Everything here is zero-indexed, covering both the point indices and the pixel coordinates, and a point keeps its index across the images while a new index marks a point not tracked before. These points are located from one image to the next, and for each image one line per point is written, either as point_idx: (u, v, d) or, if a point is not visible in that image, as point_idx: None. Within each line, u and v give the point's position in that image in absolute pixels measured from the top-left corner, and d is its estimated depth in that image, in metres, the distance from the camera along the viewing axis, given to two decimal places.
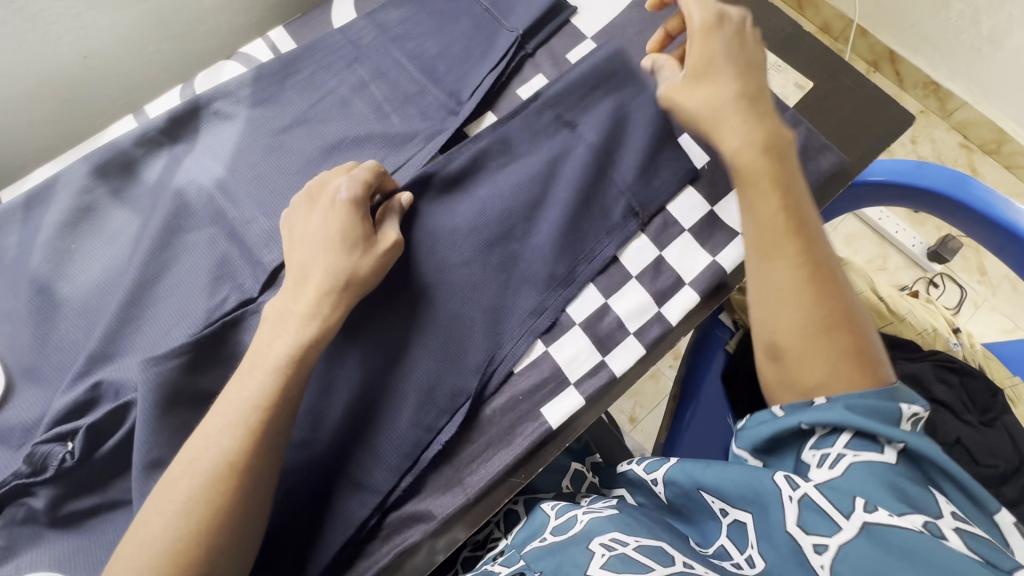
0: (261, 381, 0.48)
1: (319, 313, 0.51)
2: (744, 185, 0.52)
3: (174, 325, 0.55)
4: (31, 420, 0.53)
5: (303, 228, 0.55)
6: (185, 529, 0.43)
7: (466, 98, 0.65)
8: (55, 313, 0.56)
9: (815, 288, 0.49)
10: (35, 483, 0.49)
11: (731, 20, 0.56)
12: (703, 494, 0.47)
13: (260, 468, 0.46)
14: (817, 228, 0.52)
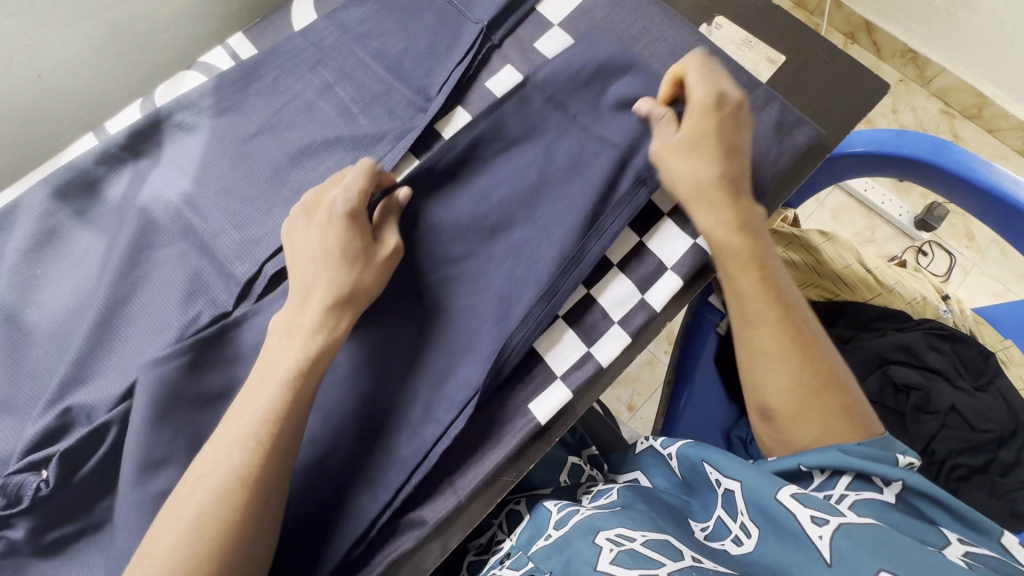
0: (268, 395, 0.47)
1: (326, 325, 0.50)
2: (728, 258, 0.55)
3: (147, 345, 0.54)
4: (6, 452, 0.52)
5: (303, 244, 0.53)
6: (197, 550, 0.42)
7: (434, 95, 0.64)
8: (25, 341, 0.55)
9: (797, 356, 0.53)
10: (12, 515, 0.48)
11: (726, 92, 0.57)
12: (705, 465, 0.53)
13: (273, 485, 0.45)
14: (794, 297, 0.56)
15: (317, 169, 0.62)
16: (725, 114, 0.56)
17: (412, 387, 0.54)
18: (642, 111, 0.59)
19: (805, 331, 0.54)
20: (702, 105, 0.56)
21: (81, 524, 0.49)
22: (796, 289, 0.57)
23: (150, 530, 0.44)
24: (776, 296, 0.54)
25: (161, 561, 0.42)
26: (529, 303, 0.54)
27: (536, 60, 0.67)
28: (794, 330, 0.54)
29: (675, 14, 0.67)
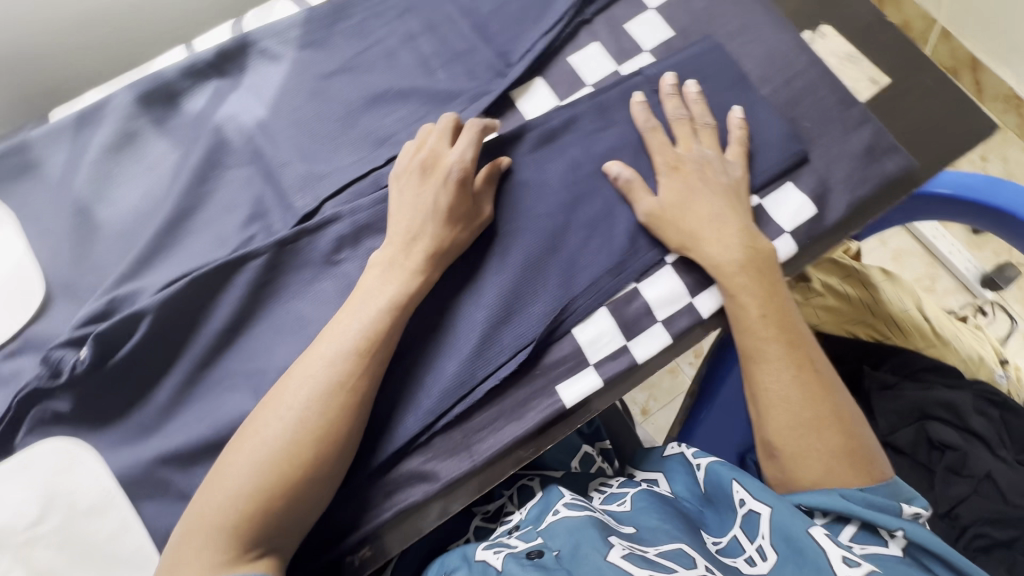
0: (371, 313, 0.50)
1: (424, 272, 0.53)
2: (740, 291, 0.54)
3: (201, 256, 0.55)
4: (59, 334, 0.54)
5: (412, 198, 0.55)
6: (306, 435, 0.46)
7: (516, 60, 0.63)
8: (93, 233, 0.57)
9: (801, 398, 0.51)
10: (52, 389, 0.50)
11: (685, 150, 0.58)
12: (734, 485, 0.53)
13: (349, 432, 0.47)
14: (800, 331, 0.54)
15: (388, 117, 0.62)
16: (703, 168, 0.57)
17: (444, 348, 0.54)
18: (610, 171, 0.58)
19: (809, 368, 0.52)
20: (667, 168, 0.58)
21: (111, 413, 0.51)
22: (802, 327, 0.55)
23: (256, 413, 0.48)
24: (779, 333, 0.53)
25: (268, 443, 0.46)
26: (599, 271, 0.56)
27: (625, 42, 0.65)
28: (799, 367, 0.52)
29: (778, 18, 0.64)
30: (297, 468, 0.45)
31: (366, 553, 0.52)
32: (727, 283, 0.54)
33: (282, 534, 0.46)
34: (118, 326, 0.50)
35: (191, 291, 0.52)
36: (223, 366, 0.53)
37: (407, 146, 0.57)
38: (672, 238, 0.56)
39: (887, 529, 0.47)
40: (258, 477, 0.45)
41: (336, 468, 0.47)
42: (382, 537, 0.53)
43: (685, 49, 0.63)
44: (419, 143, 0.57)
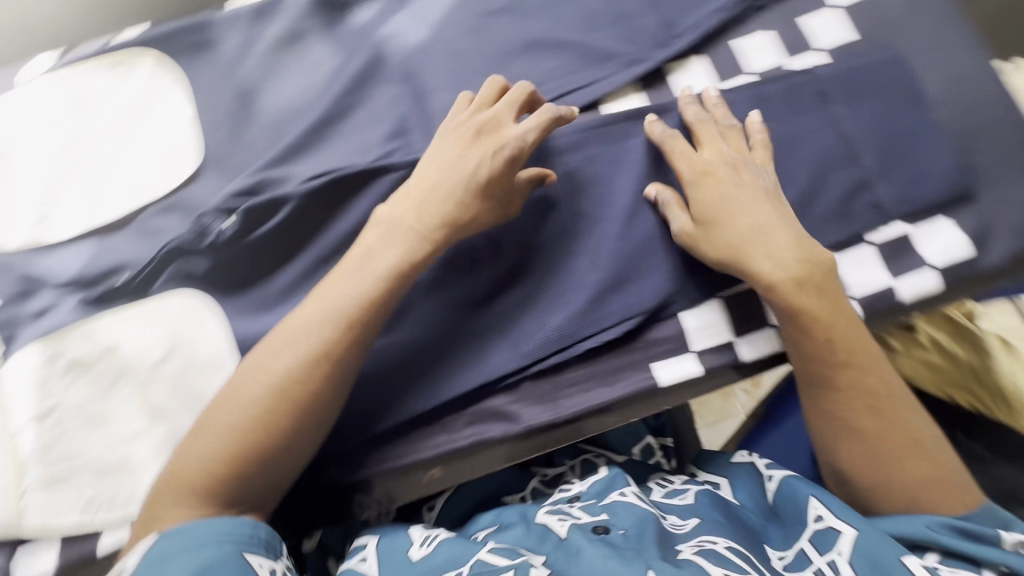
0: (360, 283, 0.48)
1: (432, 238, 0.50)
2: (816, 309, 0.49)
3: (342, 158, 0.57)
4: (205, 202, 0.58)
5: (449, 157, 0.52)
6: (281, 400, 0.44)
7: (681, 34, 0.61)
8: (250, 118, 0.61)
9: (874, 429, 0.48)
10: (196, 248, 0.54)
11: (712, 157, 0.55)
12: (812, 500, 0.51)
13: (326, 399, 0.46)
14: (869, 350, 0.50)
15: (542, 65, 0.61)
16: (741, 179, 0.53)
17: (553, 300, 0.54)
18: (648, 193, 0.56)
19: (881, 394, 0.49)
20: (690, 179, 0.54)
21: (236, 284, 0.54)
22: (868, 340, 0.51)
23: (231, 377, 0.46)
24: (844, 360, 0.49)
25: (240, 407, 0.44)
26: None
27: (798, 37, 0.62)
28: (870, 395, 0.49)
29: (973, 44, 0.60)
30: (270, 431, 0.44)
31: (430, 476, 0.53)
32: (786, 302, 0.50)
33: (258, 496, 0.45)
34: (263, 205, 0.54)
35: (331, 189, 0.55)
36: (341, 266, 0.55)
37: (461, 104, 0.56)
38: (716, 253, 0.52)
39: (981, 558, 0.44)
40: (228, 439, 0.43)
41: (317, 431, 0.46)
42: (446, 466, 0.54)
43: (863, 55, 0.60)
44: (479, 105, 0.55)
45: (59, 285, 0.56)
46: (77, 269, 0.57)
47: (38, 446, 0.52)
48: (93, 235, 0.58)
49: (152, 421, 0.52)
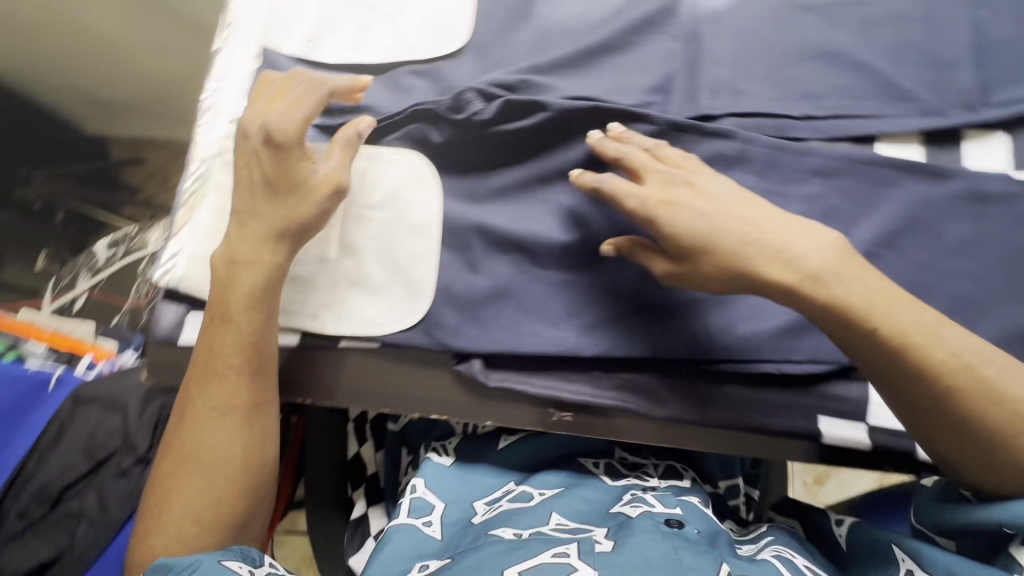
0: (218, 330, 0.49)
1: (262, 256, 0.50)
2: (847, 296, 0.43)
3: (601, 90, 0.56)
4: (457, 82, 0.59)
5: (241, 171, 0.52)
6: (192, 460, 0.48)
7: (996, 105, 0.55)
8: (524, 18, 0.61)
9: (955, 414, 0.42)
10: (447, 116, 0.56)
11: (631, 189, 0.48)
12: (895, 550, 0.47)
13: (220, 444, 0.48)
14: (919, 318, 0.43)
15: (833, 77, 0.57)
16: (690, 213, 0.47)
17: (750, 309, 0.52)
18: (610, 249, 0.51)
19: (956, 367, 0.42)
20: (641, 216, 0.48)
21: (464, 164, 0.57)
22: (915, 307, 0.44)
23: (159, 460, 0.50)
24: (901, 345, 0.42)
25: (165, 480, 0.48)
26: None
27: None
28: (946, 377, 0.42)
29: None
30: (198, 481, 0.47)
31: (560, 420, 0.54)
32: (813, 307, 0.44)
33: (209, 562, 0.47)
34: (521, 103, 0.54)
35: (584, 116, 0.54)
36: (556, 191, 0.55)
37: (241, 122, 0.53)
38: (711, 269, 0.46)
39: None
40: (165, 509, 0.47)
41: (235, 483, 0.48)
42: (579, 417, 0.54)
43: None
44: (257, 98, 0.53)
45: None
46: None
47: None
48: (350, 69, 0.61)
49: (346, 254, 0.56)
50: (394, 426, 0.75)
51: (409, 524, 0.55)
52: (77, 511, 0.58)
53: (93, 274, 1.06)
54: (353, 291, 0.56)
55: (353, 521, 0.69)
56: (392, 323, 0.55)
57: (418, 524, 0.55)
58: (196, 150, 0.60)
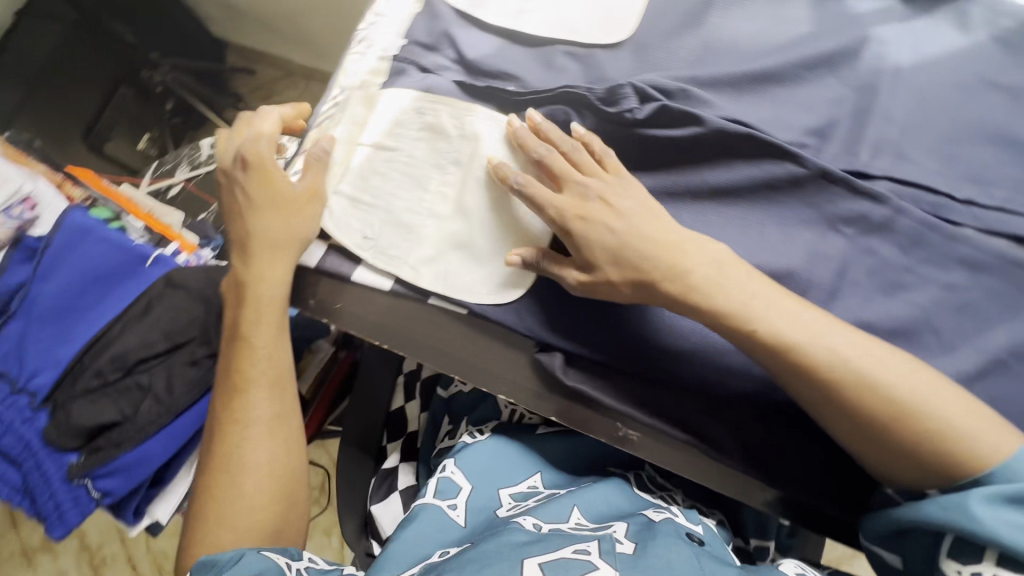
0: (237, 349, 0.54)
1: (268, 275, 0.54)
2: (724, 301, 0.46)
3: (759, 119, 0.54)
4: (612, 73, 0.57)
5: (234, 202, 0.57)
6: (223, 469, 0.52)
7: None
8: (696, 26, 0.58)
9: (837, 410, 0.44)
10: (597, 107, 0.55)
11: (548, 202, 0.50)
12: None
13: (244, 447, 0.52)
14: (811, 326, 0.45)
15: (1010, 167, 0.53)
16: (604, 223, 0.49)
17: None
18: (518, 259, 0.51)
19: (856, 381, 0.43)
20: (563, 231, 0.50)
21: None
22: (792, 308, 0.46)
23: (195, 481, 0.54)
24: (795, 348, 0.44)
25: (201, 495, 0.52)
26: None
27: None
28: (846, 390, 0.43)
29: None
30: (230, 488, 0.51)
31: (624, 434, 0.54)
32: (699, 312, 0.47)
33: None
34: (678, 112, 0.52)
35: (735, 141, 0.53)
36: (680, 207, 0.55)
37: (219, 164, 0.59)
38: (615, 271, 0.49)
39: None
40: (202, 519, 0.50)
41: (259, 485, 0.51)
42: (640, 434, 0.54)
43: None
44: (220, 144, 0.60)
45: (458, 57, 0.60)
46: (477, 54, 0.59)
47: (366, 166, 0.58)
48: (507, 35, 0.60)
49: (459, 215, 0.57)
50: (443, 392, 0.74)
51: (434, 506, 0.55)
52: (145, 385, 0.61)
53: (192, 167, 1.10)
54: (456, 253, 0.56)
55: (383, 470, 0.72)
56: (486, 292, 0.55)
57: (443, 507, 0.55)
58: (338, 78, 0.62)
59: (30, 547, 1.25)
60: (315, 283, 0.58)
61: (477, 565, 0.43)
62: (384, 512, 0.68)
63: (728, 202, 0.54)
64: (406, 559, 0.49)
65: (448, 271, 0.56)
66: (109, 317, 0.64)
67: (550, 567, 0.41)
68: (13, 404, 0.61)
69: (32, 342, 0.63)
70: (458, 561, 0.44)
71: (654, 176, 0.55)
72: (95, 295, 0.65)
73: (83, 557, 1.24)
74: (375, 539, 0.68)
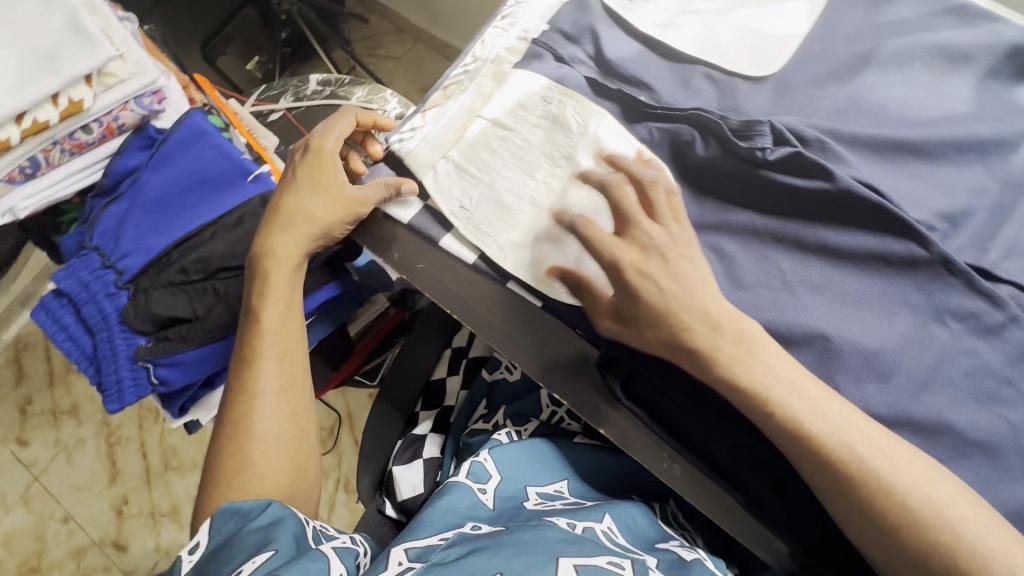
0: (253, 323, 0.57)
1: (290, 248, 0.58)
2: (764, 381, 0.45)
3: (893, 189, 0.51)
4: (747, 106, 0.56)
5: (286, 177, 0.61)
6: (234, 434, 0.54)
7: None
8: (847, 78, 0.56)
9: (864, 514, 0.43)
10: (728, 137, 0.53)
11: (603, 248, 0.50)
12: None
13: (251, 414, 0.55)
14: (842, 422, 0.44)
15: None
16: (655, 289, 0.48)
17: None
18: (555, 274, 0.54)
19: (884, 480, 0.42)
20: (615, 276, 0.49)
21: (712, 189, 0.55)
22: (826, 403, 0.45)
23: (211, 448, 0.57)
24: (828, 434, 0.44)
25: (215, 460, 0.54)
26: None
27: None
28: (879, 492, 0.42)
29: None
30: (241, 455, 0.53)
31: (671, 463, 0.51)
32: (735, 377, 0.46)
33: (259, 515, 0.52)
34: (809, 162, 0.51)
35: (861, 206, 0.51)
36: (783, 258, 0.53)
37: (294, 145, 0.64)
38: (664, 324, 0.48)
39: None
40: (215, 487, 0.53)
41: (264, 452, 0.54)
42: (685, 468, 0.51)
43: None
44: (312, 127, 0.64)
45: (596, 53, 0.60)
46: (616, 56, 0.59)
47: (480, 139, 0.59)
48: (650, 43, 0.60)
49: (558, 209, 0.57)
50: (487, 374, 0.75)
51: (467, 485, 0.56)
52: (221, 292, 0.64)
53: (296, 98, 1.13)
54: (544, 245, 0.56)
55: (411, 435, 0.73)
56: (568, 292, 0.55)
57: (474, 488, 0.56)
58: (474, 47, 0.63)
59: (59, 409, 1.33)
60: (402, 238, 0.58)
61: (512, 550, 0.43)
62: (404, 475, 0.69)
63: (837, 266, 0.52)
64: (436, 525, 0.50)
65: (532, 260, 0.56)
66: (203, 221, 0.67)
67: (585, 571, 0.42)
68: (102, 277, 0.65)
69: (131, 225, 0.66)
70: (494, 541, 0.45)
71: (767, 218, 0.53)
72: (197, 196, 0.69)
73: (102, 432, 1.32)
74: (388, 498, 0.70)
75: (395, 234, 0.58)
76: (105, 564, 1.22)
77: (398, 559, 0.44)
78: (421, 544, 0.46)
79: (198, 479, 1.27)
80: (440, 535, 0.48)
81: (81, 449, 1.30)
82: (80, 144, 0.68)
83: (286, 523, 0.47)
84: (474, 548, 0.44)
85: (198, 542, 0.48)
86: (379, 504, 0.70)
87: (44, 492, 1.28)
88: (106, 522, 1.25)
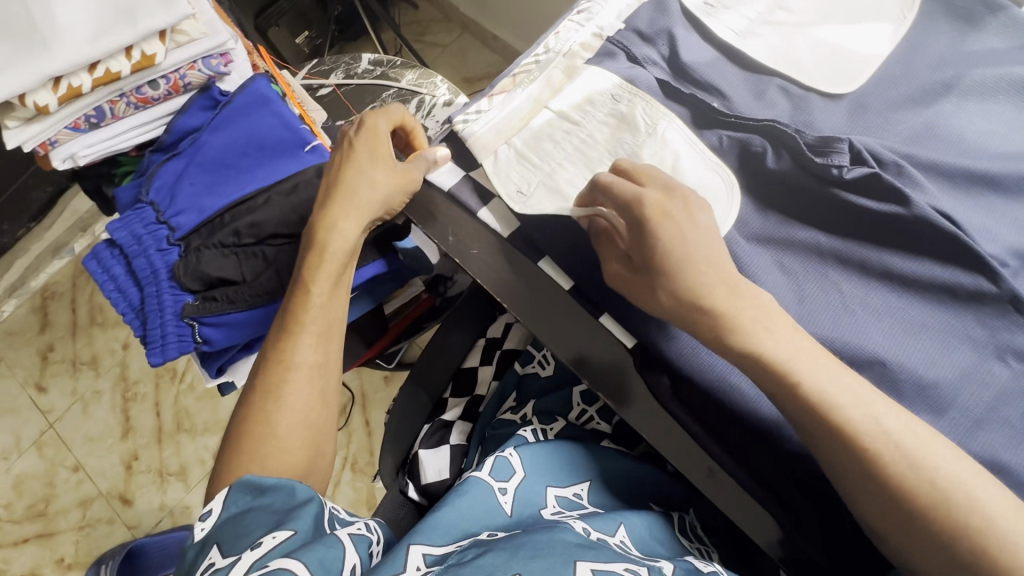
0: (297, 294, 0.57)
1: (346, 223, 0.58)
2: (829, 399, 0.43)
3: (968, 220, 0.50)
4: (821, 122, 0.55)
5: (337, 156, 0.61)
6: (263, 402, 0.54)
7: None
8: (925, 104, 0.55)
9: (930, 553, 0.40)
10: (802, 151, 0.52)
11: (627, 189, 0.49)
12: None
13: (284, 385, 0.54)
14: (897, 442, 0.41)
15: None
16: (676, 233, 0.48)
17: None
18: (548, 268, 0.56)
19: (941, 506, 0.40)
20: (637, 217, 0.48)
21: (777, 203, 0.55)
22: (897, 429, 0.42)
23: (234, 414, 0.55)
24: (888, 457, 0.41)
25: (240, 425, 0.53)
26: None
27: None
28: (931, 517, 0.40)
29: None
30: (269, 423, 0.52)
31: (718, 476, 0.48)
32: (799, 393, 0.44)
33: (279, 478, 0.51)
34: (886, 184, 0.50)
35: (935, 234, 0.50)
36: (845, 279, 0.52)
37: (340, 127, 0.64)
38: (713, 281, 0.46)
39: None
40: (238, 452, 0.52)
41: (293, 422, 0.53)
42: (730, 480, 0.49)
43: None
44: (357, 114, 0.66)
45: (670, 55, 0.59)
46: (691, 59, 0.58)
47: (545, 129, 0.59)
48: (726, 50, 0.59)
49: None
50: (519, 367, 0.74)
51: (486, 483, 0.55)
52: (270, 258, 0.64)
53: (346, 75, 1.13)
54: None
55: (439, 420, 0.74)
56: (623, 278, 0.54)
57: (494, 488, 0.55)
58: (547, 40, 0.63)
59: (80, 359, 1.35)
60: (461, 223, 0.57)
61: (529, 552, 0.43)
62: (431, 459, 0.69)
63: (901, 292, 0.51)
64: (451, 531, 0.50)
65: (586, 257, 0.56)
66: (257, 186, 0.67)
67: None
68: (154, 232, 0.65)
69: (187, 183, 0.67)
70: (511, 543, 0.44)
71: (834, 237, 0.53)
72: (254, 160, 0.69)
73: (119, 386, 1.33)
74: (411, 480, 0.69)
75: (453, 217, 0.58)
76: (110, 516, 1.24)
77: (415, 563, 0.45)
78: (438, 552, 0.47)
79: (209, 442, 1.28)
80: (456, 542, 0.48)
81: (97, 401, 1.32)
82: (145, 99, 0.68)
83: (308, 506, 0.47)
84: (487, 548, 0.44)
85: (211, 510, 0.47)
86: (401, 485, 0.69)
87: (57, 439, 1.30)
88: (114, 475, 1.27)
